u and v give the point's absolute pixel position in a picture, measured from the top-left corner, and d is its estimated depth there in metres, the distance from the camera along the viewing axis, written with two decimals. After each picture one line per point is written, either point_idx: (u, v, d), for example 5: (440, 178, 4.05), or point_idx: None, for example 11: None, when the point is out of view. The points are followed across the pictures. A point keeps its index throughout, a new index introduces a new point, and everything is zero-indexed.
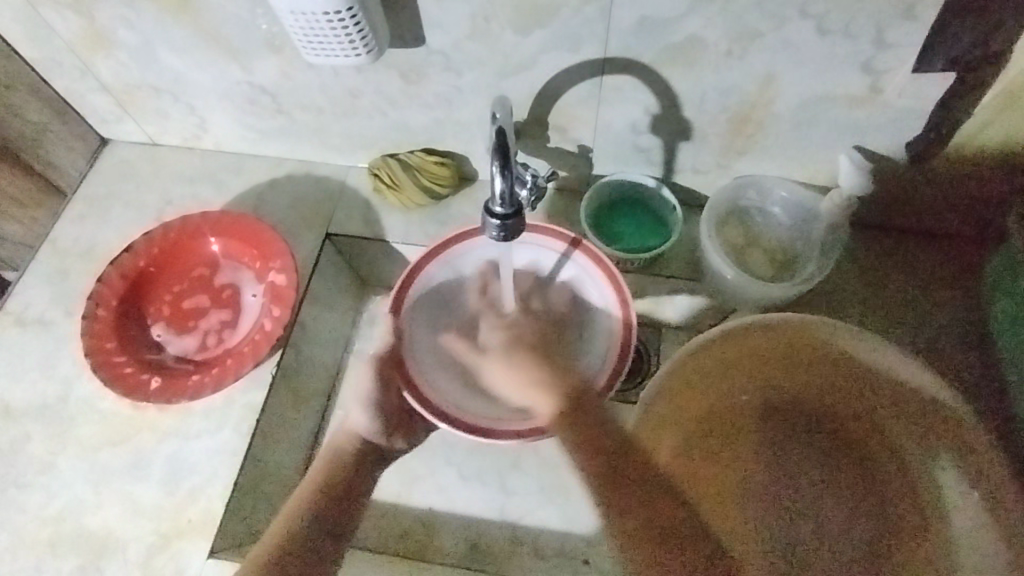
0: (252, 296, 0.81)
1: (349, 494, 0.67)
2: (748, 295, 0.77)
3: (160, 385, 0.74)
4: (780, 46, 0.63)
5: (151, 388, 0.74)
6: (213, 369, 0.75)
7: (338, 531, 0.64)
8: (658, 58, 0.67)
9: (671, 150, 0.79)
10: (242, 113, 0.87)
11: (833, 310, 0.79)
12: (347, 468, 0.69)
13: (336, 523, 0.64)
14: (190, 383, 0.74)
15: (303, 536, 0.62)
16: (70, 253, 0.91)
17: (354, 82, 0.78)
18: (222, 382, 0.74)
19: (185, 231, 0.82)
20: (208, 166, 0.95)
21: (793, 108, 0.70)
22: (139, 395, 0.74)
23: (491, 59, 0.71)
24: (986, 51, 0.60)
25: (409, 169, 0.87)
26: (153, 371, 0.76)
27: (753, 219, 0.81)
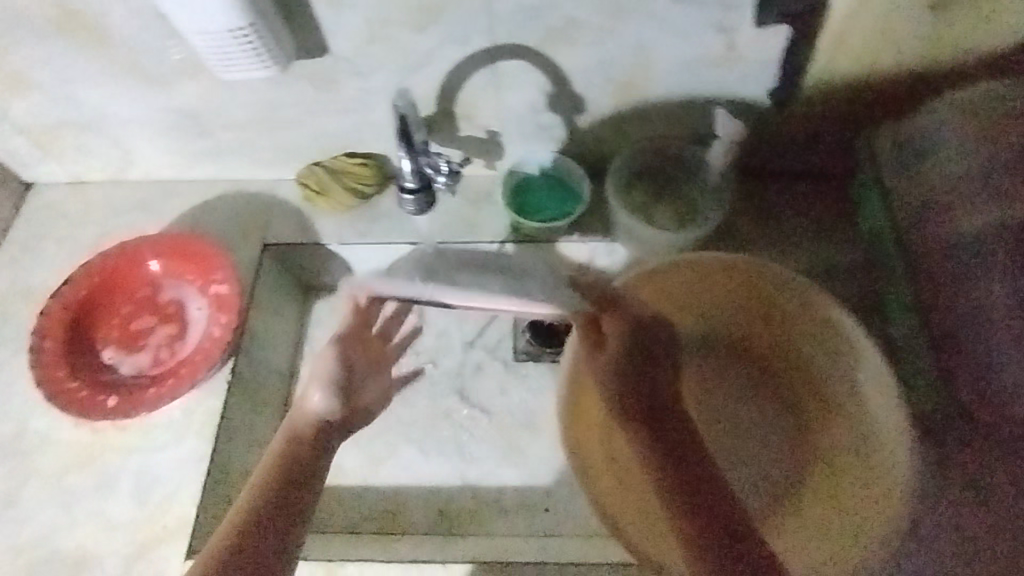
0: (197, 309, 0.85)
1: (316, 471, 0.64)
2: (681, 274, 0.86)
3: (117, 401, 0.77)
4: (642, 20, 0.72)
5: (108, 405, 0.77)
6: (168, 379, 0.79)
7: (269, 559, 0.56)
8: (539, 42, 0.75)
9: (570, 125, 0.87)
10: (166, 139, 0.91)
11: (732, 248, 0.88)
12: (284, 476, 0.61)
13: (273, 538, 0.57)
14: (147, 395, 0.77)
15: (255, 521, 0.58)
16: (8, 296, 0.92)
17: (270, 96, 0.83)
18: (178, 390, 0.77)
19: (125, 255, 0.85)
20: (139, 196, 0.98)
21: (665, 73, 0.79)
22: (98, 414, 0.77)
23: (393, 60, 0.78)
24: (810, 4, 0.70)
25: (333, 174, 0.93)
26: (108, 390, 0.79)
27: (654, 179, 0.88)
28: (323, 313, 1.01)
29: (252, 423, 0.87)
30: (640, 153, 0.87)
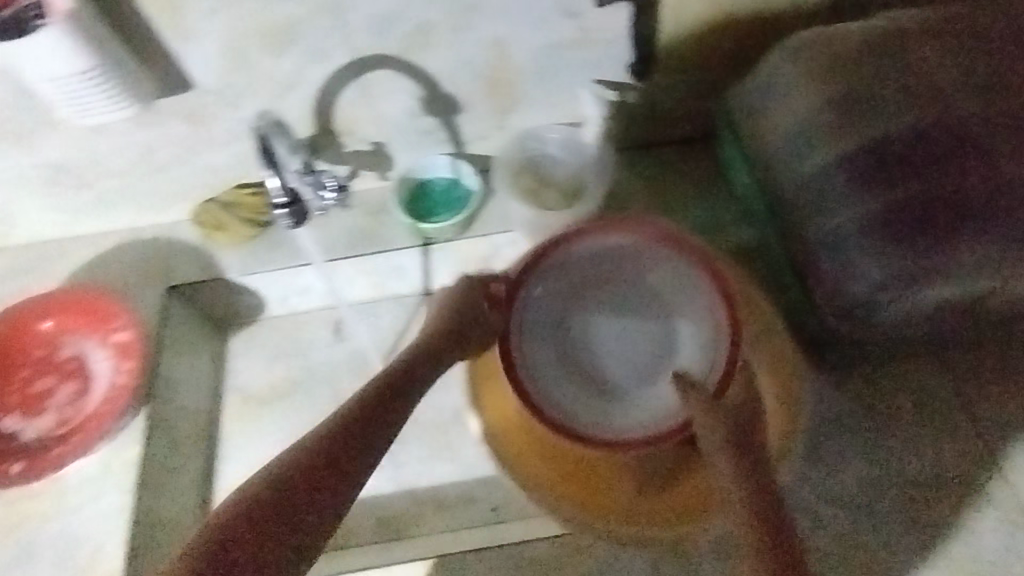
0: (99, 361, 0.83)
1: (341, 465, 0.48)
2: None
3: (22, 465, 0.77)
4: (491, 15, 0.76)
5: (13, 471, 0.76)
6: (74, 436, 0.78)
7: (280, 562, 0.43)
8: (400, 49, 0.78)
9: (450, 126, 0.90)
10: (47, 196, 0.89)
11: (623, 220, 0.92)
12: (325, 452, 0.47)
13: (280, 546, 0.43)
14: (54, 454, 0.77)
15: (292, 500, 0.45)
16: None
17: (145, 138, 0.83)
18: (85, 445, 0.77)
19: (17, 319, 0.84)
20: (29, 259, 0.96)
21: (526, 63, 0.82)
22: (4, 481, 0.76)
23: (259, 85, 0.79)
24: None
25: (227, 207, 0.93)
26: (12, 456, 0.78)
27: (540, 165, 0.91)
28: (241, 347, 1.01)
29: (173, 467, 0.86)
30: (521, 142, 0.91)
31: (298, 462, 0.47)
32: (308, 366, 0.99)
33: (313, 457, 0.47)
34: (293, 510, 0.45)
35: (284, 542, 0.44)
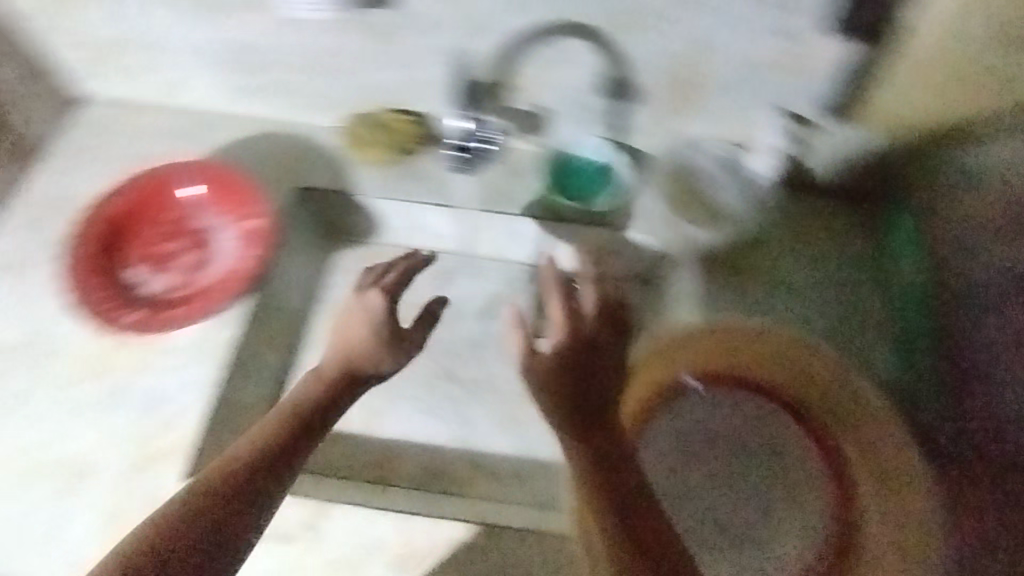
0: (225, 239, 0.88)
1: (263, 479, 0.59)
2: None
3: (147, 318, 0.83)
4: (705, 13, 0.74)
5: (139, 321, 0.83)
6: (195, 301, 0.84)
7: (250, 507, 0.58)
8: (603, 22, 0.77)
9: (617, 111, 0.89)
10: (223, 70, 0.94)
11: (755, 248, 0.89)
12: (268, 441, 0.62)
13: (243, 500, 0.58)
14: (176, 314, 0.83)
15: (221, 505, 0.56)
16: (48, 202, 0.95)
17: (328, 41, 0.85)
18: (206, 313, 0.84)
19: (164, 180, 0.89)
20: (185, 124, 1.01)
21: (720, 69, 0.81)
22: (127, 328, 0.82)
23: (457, 21, 0.79)
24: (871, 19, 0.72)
25: (381, 125, 0.93)
26: (139, 305, 0.85)
27: (689, 178, 0.92)
28: (351, 261, 0.98)
29: (264, 360, 0.88)
30: (677, 149, 0.92)
31: (260, 445, 0.61)
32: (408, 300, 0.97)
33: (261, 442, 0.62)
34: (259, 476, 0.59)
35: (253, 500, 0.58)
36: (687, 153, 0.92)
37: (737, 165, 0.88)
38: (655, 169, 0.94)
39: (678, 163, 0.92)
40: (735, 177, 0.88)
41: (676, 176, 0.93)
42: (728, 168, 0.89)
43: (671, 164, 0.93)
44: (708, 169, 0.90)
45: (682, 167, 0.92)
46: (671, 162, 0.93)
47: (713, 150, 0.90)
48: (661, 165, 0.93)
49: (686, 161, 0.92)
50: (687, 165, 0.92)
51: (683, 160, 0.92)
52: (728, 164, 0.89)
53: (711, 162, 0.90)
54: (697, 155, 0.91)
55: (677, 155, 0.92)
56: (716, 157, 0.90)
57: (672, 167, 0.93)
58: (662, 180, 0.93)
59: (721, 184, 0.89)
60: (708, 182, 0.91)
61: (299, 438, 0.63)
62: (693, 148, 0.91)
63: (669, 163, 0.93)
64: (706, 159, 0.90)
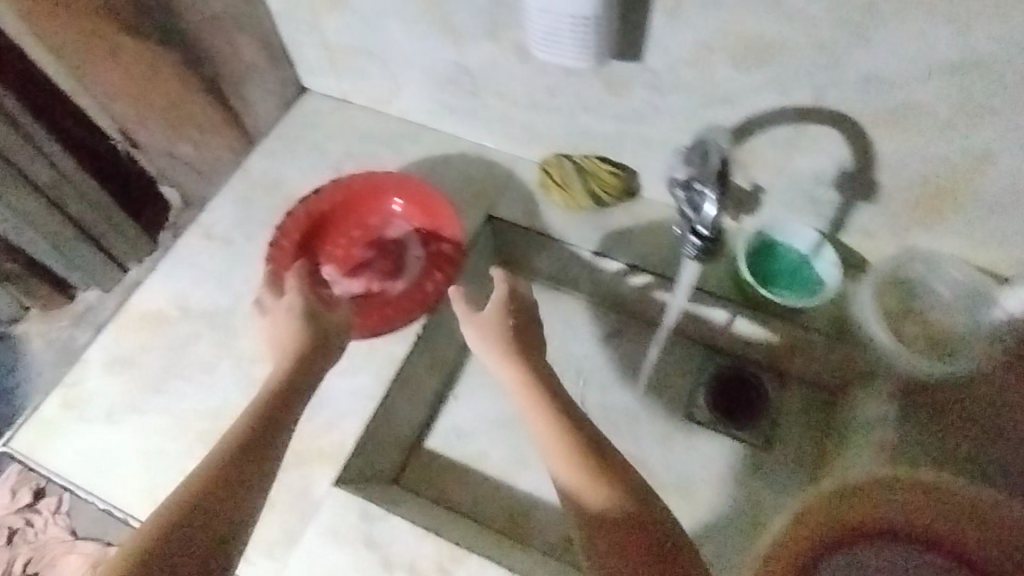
0: (415, 256, 0.89)
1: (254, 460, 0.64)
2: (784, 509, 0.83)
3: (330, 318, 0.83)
4: (1000, 130, 0.65)
5: None
6: (375, 312, 0.83)
7: (225, 520, 0.59)
8: (868, 117, 0.69)
9: (846, 208, 0.81)
10: (438, 89, 0.95)
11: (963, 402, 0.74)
12: (234, 460, 0.63)
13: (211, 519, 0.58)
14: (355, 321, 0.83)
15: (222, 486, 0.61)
16: (259, 183, 1.01)
17: (556, 82, 0.83)
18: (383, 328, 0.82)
19: (368, 185, 0.89)
20: (390, 130, 1.04)
21: (991, 189, 0.70)
22: None
23: (700, 88, 0.74)
24: None
25: (580, 172, 0.91)
26: (323, 304, 0.85)
27: (915, 294, 0.80)
28: None
29: (421, 382, 0.88)
30: (906, 260, 0.79)
31: (220, 466, 0.63)
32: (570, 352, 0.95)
33: (229, 462, 0.63)
34: (224, 492, 0.61)
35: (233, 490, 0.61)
36: (917, 267, 0.79)
37: (979, 294, 0.76)
38: (878, 276, 0.80)
39: (904, 275, 0.80)
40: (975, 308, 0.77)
41: (900, 288, 0.80)
42: (966, 295, 0.77)
43: (898, 274, 0.80)
44: (940, 290, 0.79)
45: (909, 280, 0.80)
46: (897, 273, 0.80)
47: (951, 271, 0.78)
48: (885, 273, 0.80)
49: (915, 276, 0.79)
50: (914, 280, 0.80)
51: (911, 274, 0.79)
52: (965, 290, 0.77)
53: (945, 283, 0.78)
54: (930, 272, 0.79)
55: (907, 266, 0.79)
56: (953, 280, 0.78)
57: (898, 278, 0.80)
58: (885, 290, 0.80)
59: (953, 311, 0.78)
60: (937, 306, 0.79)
61: (261, 462, 0.64)
62: (927, 262, 0.78)
63: (895, 271, 0.80)
64: (939, 279, 0.78)
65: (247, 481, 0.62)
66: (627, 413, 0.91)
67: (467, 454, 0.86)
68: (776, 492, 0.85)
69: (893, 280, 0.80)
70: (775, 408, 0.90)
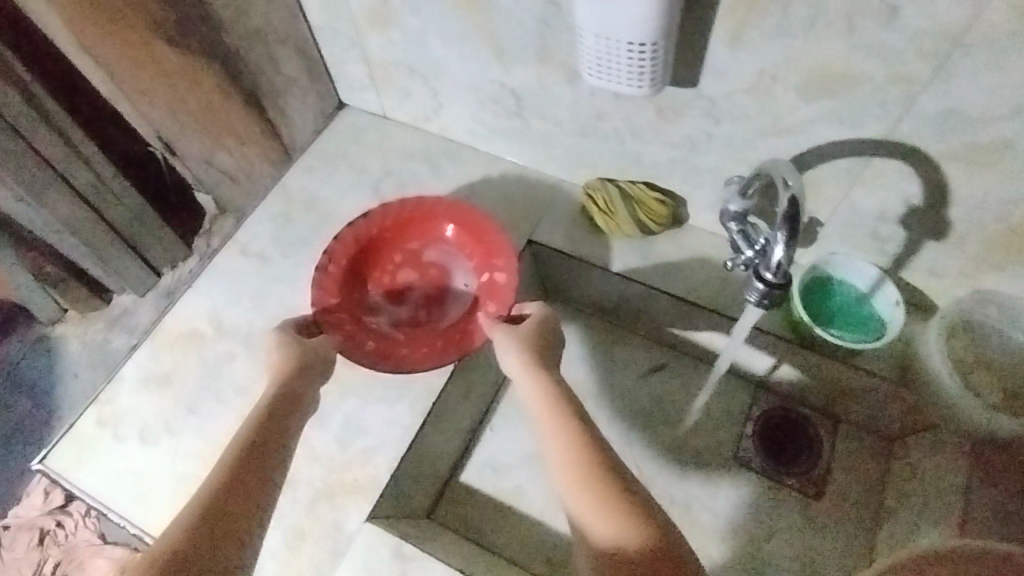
0: (464, 285, 0.84)
1: (261, 458, 0.62)
2: (852, 574, 0.81)
3: (378, 352, 0.77)
4: None
5: (370, 353, 0.77)
6: (427, 348, 0.78)
7: (243, 526, 0.57)
8: (945, 154, 0.64)
9: (913, 245, 0.76)
10: (480, 108, 0.92)
11: None
12: (241, 464, 0.61)
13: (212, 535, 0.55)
14: (408, 358, 0.77)
15: (227, 491, 0.58)
16: (296, 201, 0.99)
17: (605, 106, 0.79)
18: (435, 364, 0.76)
19: (417, 208, 0.84)
20: (429, 149, 1.02)
21: None
22: (358, 358, 0.76)
23: (761, 117, 0.70)
24: None
25: (627, 199, 0.87)
26: (373, 336, 0.80)
27: (983, 341, 0.76)
28: None
29: (457, 414, 0.85)
30: (975, 304, 0.75)
31: (220, 474, 0.60)
32: (612, 386, 0.93)
33: (235, 466, 0.60)
34: (237, 498, 0.58)
35: (242, 502, 0.58)
36: (987, 308, 0.75)
37: None
38: (946, 317, 0.76)
39: (973, 314, 0.76)
40: None
41: (970, 329, 0.76)
42: None
43: (967, 312, 0.75)
44: (1011, 333, 0.75)
45: (978, 320, 0.76)
46: (967, 311, 0.75)
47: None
48: (953, 312, 0.75)
49: (986, 317, 0.75)
50: (983, 320, 0.75)
51: (981, 313, 0.75)
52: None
53: (1018, 326, 0.74)
54: (1000, 314, 0.75)
55: (976, 305, 0.75)
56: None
57: (967, 318, 0.76)
58: (954, 333, 0.76)
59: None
60: (1007, 346, 0.75)
61: (263, 464, 0.62)
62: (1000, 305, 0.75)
63: (965, 311, 0.75)
64: (1012, 321, 0.74)
65: (249, 484, 0.60)
66: (670, 452, 0.89)
67: (507, 489, 0.86)
68: (836, 543, 0.83)
69: (963, 320, 0.76)
70: (824, 454, 0.87)
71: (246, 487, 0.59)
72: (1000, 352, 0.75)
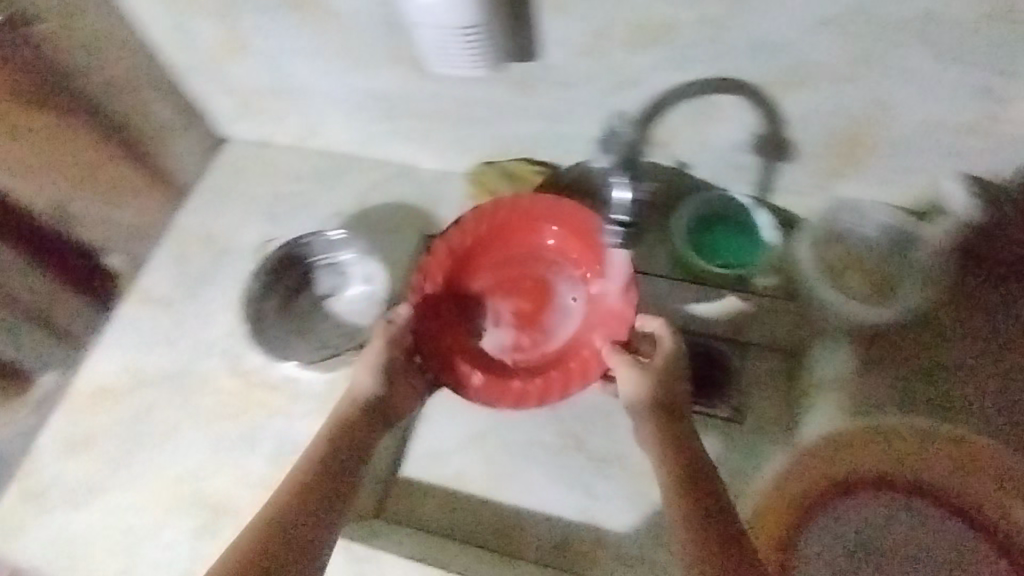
0: (572, 299, 0.79)
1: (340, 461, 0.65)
2: None
3: (483, 381, 0.75)
4: (890, 73, 0.66)
5: (474, 382, 0.75)
6: (555, 373, 0.75)
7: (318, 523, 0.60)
8: (768, 80, 0.70)
9: (770, 169, 0.82)
10: (355, 117, 0.94)
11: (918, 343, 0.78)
12: (321, 463, 0.64)
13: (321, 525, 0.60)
14: (514, 387, 0.74)
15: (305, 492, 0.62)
16: (192, 240, 0.99)
17: (466, 93, 0.83)
18: (519, 402, 0.73)
19: (524, 213, 0.78)
20: (316, 167, 1.02)
21: (895, 131, 0.72)
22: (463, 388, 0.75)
23: (605, 76, 0.75)
24: None
25: (507, 176, 0.90)
26: (471, 360, 0.77)
27: (851, 247, 0.81)
28: None
29: None
30: (834, 213, 0.82)
31: (299, 481, 0.62)
32: None
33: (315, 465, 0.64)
34: (314, 497, 0.62)
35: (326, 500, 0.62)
36: (845, 211, 0.81)
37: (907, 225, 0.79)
38: (812, 227, 0.82)
39: (834, 220, 0.82)
40: (907, 243, 0.79)
41: (835, 234, 0.82)
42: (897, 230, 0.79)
43: (829, 219, 0.82)
44: (872, 231, 0.81)
45: (841, 224, 0.82)
46: (829, 218, 0.82)
47: (878, 211, 0.80)
48: (816, 223, 0.82)
49: (847, 220, 0.81)
50: (844, 223, 0.81)
51: (841, 217, 0.82)
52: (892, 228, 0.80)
53: (875, 226, 0.80)
54: (859, 215, 0.81)
55: (836, 211, 0.82)
56: (881, 215, 0.80)
57: (830, 225, 0.82)
58: (822, 241, 0.82)
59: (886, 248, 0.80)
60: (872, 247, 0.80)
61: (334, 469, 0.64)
62: (854, 208, 0.81)
63: (827, 218, 0.82)
64: (869, 221, 0.80)
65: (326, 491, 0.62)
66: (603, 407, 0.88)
67: (448, 476, 0.85)
68: (753, 467, 0.79)
69: (828, 227, 0.82)
70: None
71: (327, 500, 0.62)
72: (869, 253, 0.80)
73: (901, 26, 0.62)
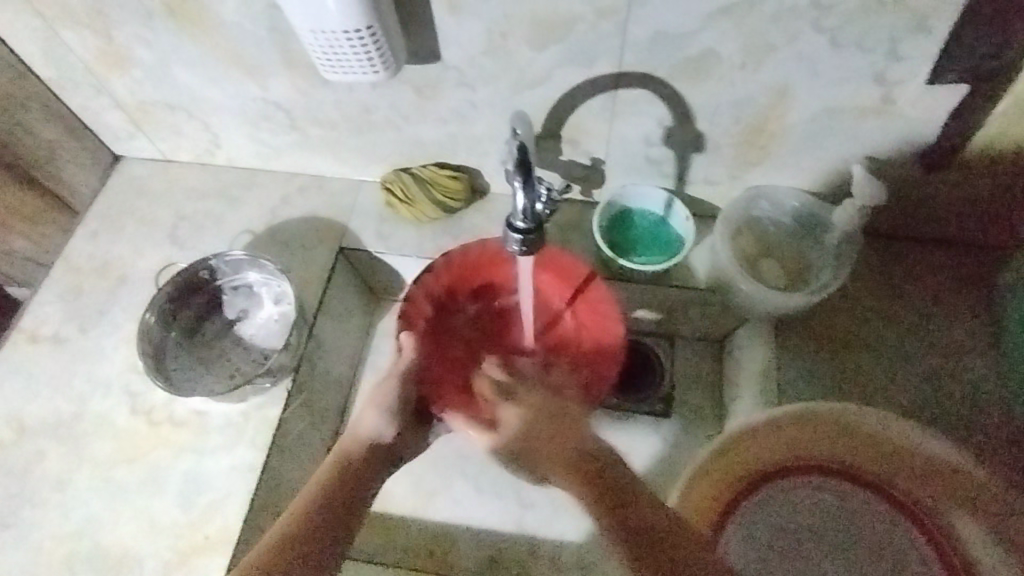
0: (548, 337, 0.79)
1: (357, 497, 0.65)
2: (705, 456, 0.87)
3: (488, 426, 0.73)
4: (788, 61, 0.66)
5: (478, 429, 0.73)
6: None
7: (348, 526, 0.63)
8: (671, 73, 0.69)
9: (683, 162, 0.81)
10: (255, 128, 0.88)
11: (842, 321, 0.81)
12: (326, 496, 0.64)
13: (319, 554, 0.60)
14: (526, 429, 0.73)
15: (332, 510, 0.63)
16: (84, 269, 0.92)
17: (368, 98, 0.79)
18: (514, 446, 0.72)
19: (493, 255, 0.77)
20: (219, 181, 0.96)
21: (800, 118, 0.72)
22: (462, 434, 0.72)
23: (508, 74, 0.72)
24: (982, 64, 0.63)
25: (421, 183, 0.87)
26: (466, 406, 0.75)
27: (764, 232, 0.82)
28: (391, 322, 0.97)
29: (307, 438, 0.84)
30: (749, 201, 0.81)
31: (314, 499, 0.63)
32: None
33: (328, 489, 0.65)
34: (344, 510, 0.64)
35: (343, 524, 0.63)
36: (759, 196, 0.81)
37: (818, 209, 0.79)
38: (728, 216, 0.81)
39: (750, 208, 0.82)
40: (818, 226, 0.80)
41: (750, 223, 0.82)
42: (808, 213, 0.80)
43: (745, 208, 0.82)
44: (784, 216, 0.81)
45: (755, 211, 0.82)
46: (744, 206, 0.81)
47: (790, 197, 0.80)
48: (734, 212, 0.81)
49: (760, 207, 0.82)
50: (758, 210, 0.82)
51: (755, 204, 0.81)
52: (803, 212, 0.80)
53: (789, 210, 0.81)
54: (772, 201, 0.81)
55: (751, 199, 0.81)
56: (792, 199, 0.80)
57: (746, 213, 0.82)
58: (739, 231, 0.82)
59: (797, 232, 0.82)
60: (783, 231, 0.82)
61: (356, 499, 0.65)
62: (768, 193, 0.80)
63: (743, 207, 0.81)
64: (780, 207, 0.81)
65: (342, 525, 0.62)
66: None
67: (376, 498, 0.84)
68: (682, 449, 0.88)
69: (744, 216, 0.82)
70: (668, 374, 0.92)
71: (356, 494, 0.66)
72: (782, 237, 0.82)
73: (797, 14, 0.61)
